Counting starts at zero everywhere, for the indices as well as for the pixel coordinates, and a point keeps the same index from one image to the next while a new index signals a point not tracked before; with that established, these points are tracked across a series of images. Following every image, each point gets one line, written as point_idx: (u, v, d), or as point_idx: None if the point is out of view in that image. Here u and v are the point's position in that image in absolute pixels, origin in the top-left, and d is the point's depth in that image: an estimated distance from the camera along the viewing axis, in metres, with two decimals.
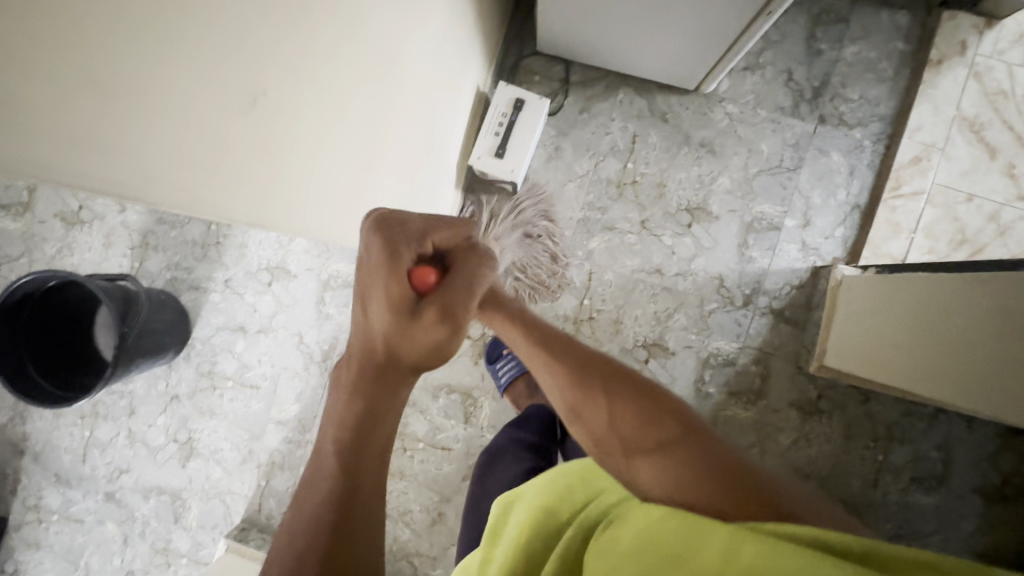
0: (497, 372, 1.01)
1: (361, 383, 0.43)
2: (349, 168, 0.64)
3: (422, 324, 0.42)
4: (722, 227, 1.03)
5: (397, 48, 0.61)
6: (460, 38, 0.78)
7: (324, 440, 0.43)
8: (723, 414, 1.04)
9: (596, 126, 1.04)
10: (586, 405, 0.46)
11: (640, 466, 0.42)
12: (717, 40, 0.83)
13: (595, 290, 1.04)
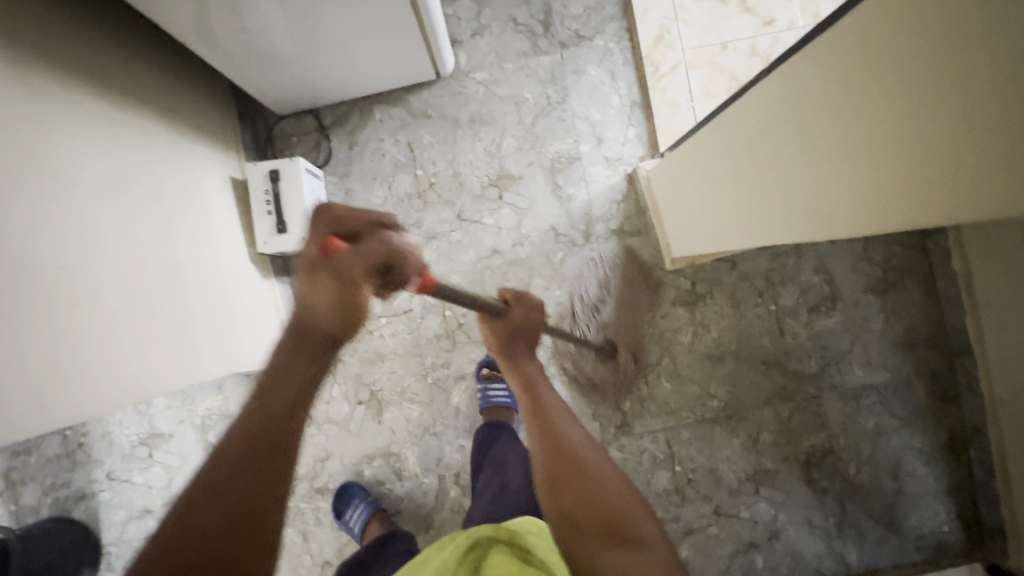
0: (349, 524, 0.95)
1: (283, 346, 0.46)
2: (93, 317, 0.57)
3: (312, 290, 0.43)
4: (530, 183, 1.04)
5: (58, 180, 0.56)
6: (140, 150, 0.71)
7: (247, 403, 0.47)
8: (623, 343, 1.04)
9: (370, 153, 1.03)
10: (558, 485, 0.59)
11: (569, 504, 0.57)
12: (404, 25, 0.83)
13: (450, 298, 1.03)
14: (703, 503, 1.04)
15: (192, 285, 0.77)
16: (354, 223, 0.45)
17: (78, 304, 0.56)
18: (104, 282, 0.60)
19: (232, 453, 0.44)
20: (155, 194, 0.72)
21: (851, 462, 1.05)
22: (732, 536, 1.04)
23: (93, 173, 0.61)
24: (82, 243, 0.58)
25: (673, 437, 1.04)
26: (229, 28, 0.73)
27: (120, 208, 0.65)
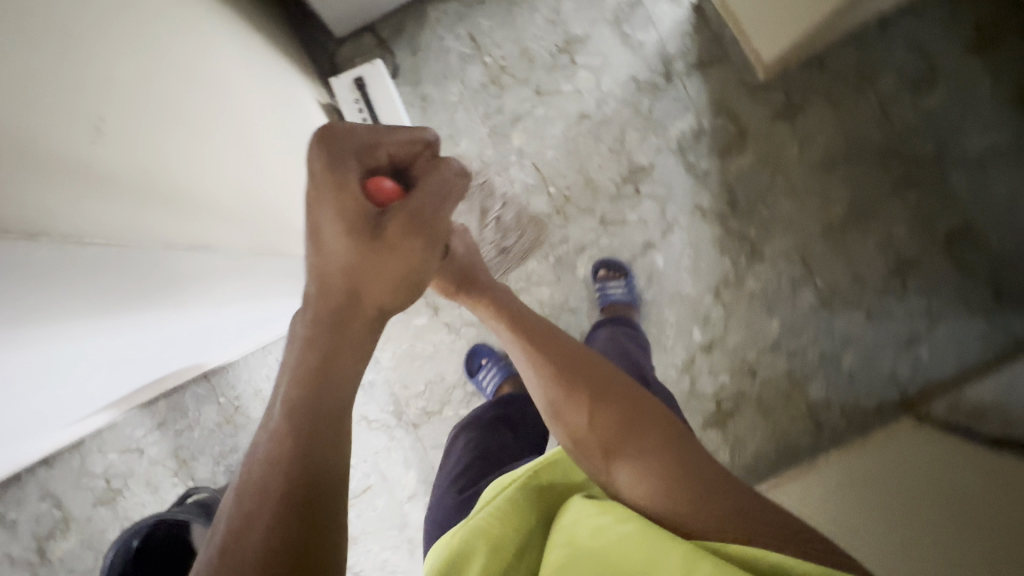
0: (482, 383, 1.00)
1: (320, 329, 0.42)
2: (235, 205, 0.61)
3: (381, 237, 0.44)
4: (598, 40, 1.02)
5: (222, 77, 0.61)
6: (243, 52, 0.70)
7: (274, 406, 0.41)
8: (732, 172, 1.02)
9: (435, 55, 1.03)
10: (566, 404, 0.55)
11: (605, 427, 0.53)
12: None
13: (550, 175, 1.03)
14: (851, 311, 1.03)
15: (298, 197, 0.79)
16: (384, 149, 0.49)
17: (198, 193, 0.54)
18: (249, 180, 0.64)
19: (286, 458, 0.37)
20: (280, 106, 0.76)
21: (994, 231, 1.01)
22: (889, 337, 1.02)
23: (242, 82, 0.66)
24: (242, 137, 0.63)
25: (805, 253, 1.02)
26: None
27: (233, 104, 0.62)
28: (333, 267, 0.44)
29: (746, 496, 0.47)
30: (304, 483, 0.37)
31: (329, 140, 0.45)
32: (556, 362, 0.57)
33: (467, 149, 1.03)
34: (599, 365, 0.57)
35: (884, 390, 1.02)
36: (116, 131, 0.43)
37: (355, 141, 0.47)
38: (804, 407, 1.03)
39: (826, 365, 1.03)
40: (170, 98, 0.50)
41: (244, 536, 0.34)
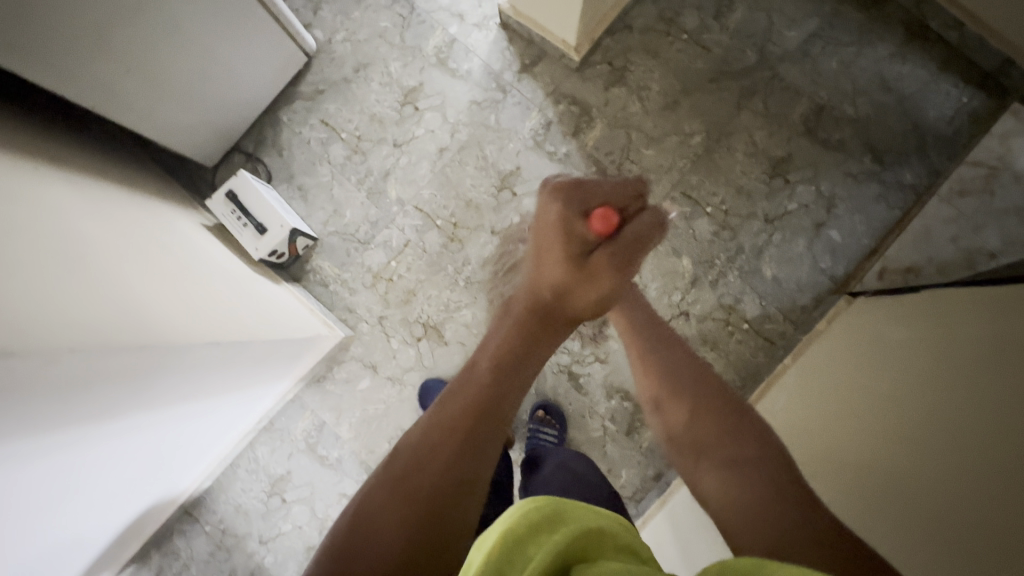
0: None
1: (525, 327, 0.49)
2: (198, 322, 0.76)
3: (590, 269, 0.49)
4: (430, 82, 1.12)
5: (130, 234, 0.76)
6: (149, 211, 0.88)
7: (468, 376, 0.46)
8: (589, 145, 1.09)
9: (299, 149, 1.14)
10: (668, 402, 0.58)
11: (701, 430, 0.53)
12: (252, 18, 0.97)
13: (432, 210, 1.10)
14: (751, 223, 1.06)
15: (250, 291, 0.93)
16: (616, 195, 0.52)
17: (166, 330, 0.69)
18: (195, 297, 0.78)
19: (455, 429, 0.42)
20: (188, 235, 0.91)
21: (844, 104, 1.06)
22: (795, 232, 1.05)
23: (148, 231, 0.81)
24: (170, 271, 0.77)
25: (686, 188, 1.07)
26: (118, 72, 0.83)
27: (149, 249, 0.77)
28: (542, 281, 0.50)
29: (800, 519, 0.42)
30: (459, 454, 0.42)
31: (577, 186, 0.51)
32: (661, 372, 0.59)
33: (353, 217, 1.11)
34: (710, 388, 0.56)
35: (813, 281, 1.04)
36: (82, 303, 0.59)
37: (603, 185, 0.52)
38: (746, 328, 1.04)
39: (751, 281, 1.05)
40: (97, 262, 0.65)
41: (387, 506, 0.39)
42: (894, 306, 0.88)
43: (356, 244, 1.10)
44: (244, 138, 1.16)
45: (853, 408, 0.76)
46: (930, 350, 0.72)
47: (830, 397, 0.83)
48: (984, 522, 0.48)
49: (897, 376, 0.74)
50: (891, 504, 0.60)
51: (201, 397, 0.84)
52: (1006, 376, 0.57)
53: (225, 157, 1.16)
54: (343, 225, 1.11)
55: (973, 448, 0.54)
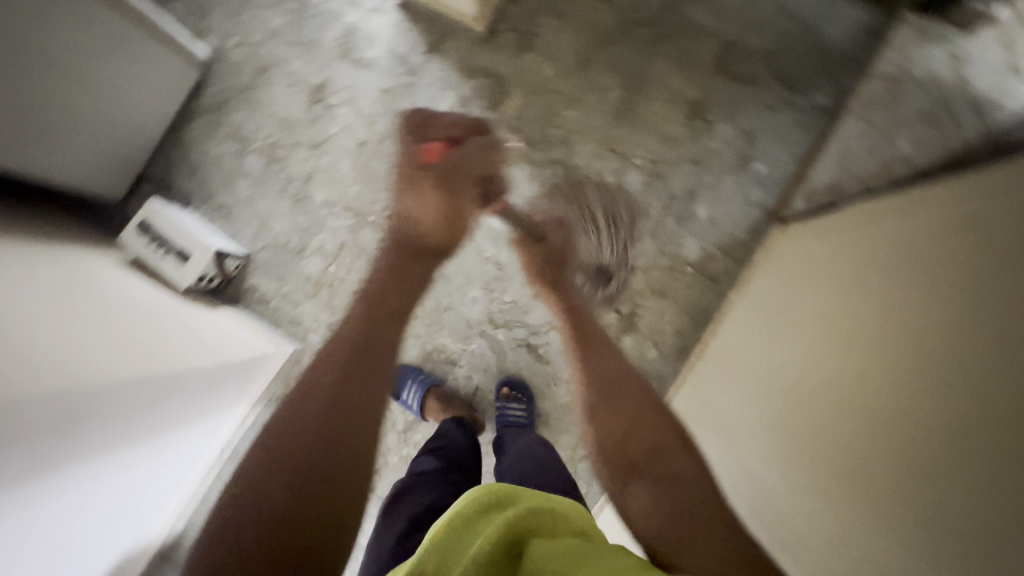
0: (408, 403, 1.01)
1: (389, 256, 0.58)
2: (117, 357, 0.73)
3: (427, 194, 0.61)
4: (337, 76, 1.08)
5: (36, 283, 0.70)
6: (49, 253, 0.82)
7: (342, 340, 0.49)
8: (509, 116, 1.07)
9: (211, 166, 1.08)
10: (602, 410, 0.59)
11: (631, 445, 0.54)
12: (140, 39, 0.91)
13: (362, 207, 1.07)
14: (679, 168, 1.07)
15: (182, 320, 0.89)
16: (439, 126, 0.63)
17: (78, 373, 0.67)
18: (123, 339, 0.76)
19: (324, 382, 0.45)
20: (99, 273, 0.86)
21: (750, 37, 1.08)
22: (723, 170, 1.06)
23: (54, 275, 0.76)
24: (92, 318, 0.73)
25: (612, 144, 1.07)
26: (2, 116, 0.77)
27: (61, 296, 0.72)
28: (405, 212, 0.61)
29: (721, 539, 0.43)
30: (330, 418, 0.43)
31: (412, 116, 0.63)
32: (595, 381, 0.61)
33: (281, 227, 1.07)
34: (643, 404, 0.58)
35: (747, 215, 1.06)
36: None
37: (439, 123, 0.63)
38: (691, 271, 1.06)
39: (688, 225, 1.06)
40: (18, 322, 0.61)
41: (265, 479, 0.39)
42: (833, 220, 0.89)
43: (290, 255, 1.06)
44: (150, 163, 1.09)
45: (796, 321, 0.77)
46: (860, 251, 0.72)
47: (780, 315, 0.83)
48: (902, 408, 0.48)
49: (840, 286, 0.70)
50: (822, 404, 0.60)
51: (150, 437, 0.80)
52: (924, 264, 0.56)
53: (135, 187, 1.09)
54: (273, 237, 1.07)
55: (893, 338, 0.54)
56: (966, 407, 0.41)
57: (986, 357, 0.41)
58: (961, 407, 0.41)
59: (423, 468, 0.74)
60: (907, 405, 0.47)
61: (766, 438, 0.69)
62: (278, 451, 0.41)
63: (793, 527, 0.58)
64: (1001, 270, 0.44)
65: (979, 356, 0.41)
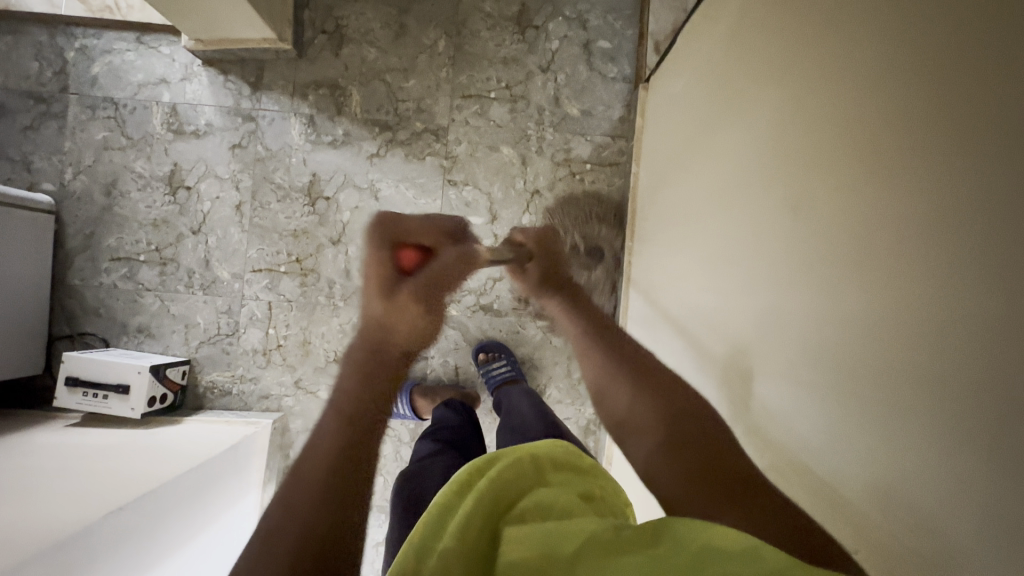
0: (403, 413, 1.01)
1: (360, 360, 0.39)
2: (130, 482, 0.72)
3: (402, 298, 0.40)
4: (183, 157, 1.06)
5: None
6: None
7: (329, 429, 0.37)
8: (358, 112, 1.07)
9: (112, 297, 1.06)
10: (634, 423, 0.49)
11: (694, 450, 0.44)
12: None
13: (269, 262, 1.06)
14: (533, 81, 1.07)
15: (150, 445, 0.87)
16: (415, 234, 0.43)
17: (107, 499, 0.66)
18: (108, 475, 0.74)
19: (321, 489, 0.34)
20: (48, 446, 0.83)
21: None
22: (573, 63, 1.07)
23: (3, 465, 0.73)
24: (58, 480, 0.71)
25: (462, 90, 1.07)
26: None
27: (17, 479, 0.70)
28: (375, 317, 0.40)
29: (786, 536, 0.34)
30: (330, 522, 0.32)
31: (381, 219, 0.41)
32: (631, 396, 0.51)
33: (206, 319, 1.06)
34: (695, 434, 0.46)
35: (614, 92, 1.07)
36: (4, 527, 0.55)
37: (411, 222, 0.43)
38: (591, 166, 1.07)
39: (568, 128, 1.07)
40: None
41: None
42: (696, 34, 0.82)
43: (226, 339, 1.05)
44: (54, 325, 1.06)
45: (718, 145, 0.69)
46: (755, 43, 0.60)
47: (693, 152, 0.78)
48: (862, 219, 0.39)
49: (718, 140, 0.68)
50: (762, 237, 0.54)
51: (189, 539, 0.79)
52: (840, 41, 0.43)
53: (52, 353, 1.06)
54: (203, 332, 1.06)
55: (786, 134, 0.51)
56: (862, 168, 0.39)
57: (885, 116, 0.37)
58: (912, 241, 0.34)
59: (425, 454, 0.75)
60: (825, 180, 0.44)
61: (716, 286, 0.65)
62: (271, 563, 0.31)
63: (718, 353, 0.62)
64: (917, 32, 0.35)
65: (879, 116, 0.37)
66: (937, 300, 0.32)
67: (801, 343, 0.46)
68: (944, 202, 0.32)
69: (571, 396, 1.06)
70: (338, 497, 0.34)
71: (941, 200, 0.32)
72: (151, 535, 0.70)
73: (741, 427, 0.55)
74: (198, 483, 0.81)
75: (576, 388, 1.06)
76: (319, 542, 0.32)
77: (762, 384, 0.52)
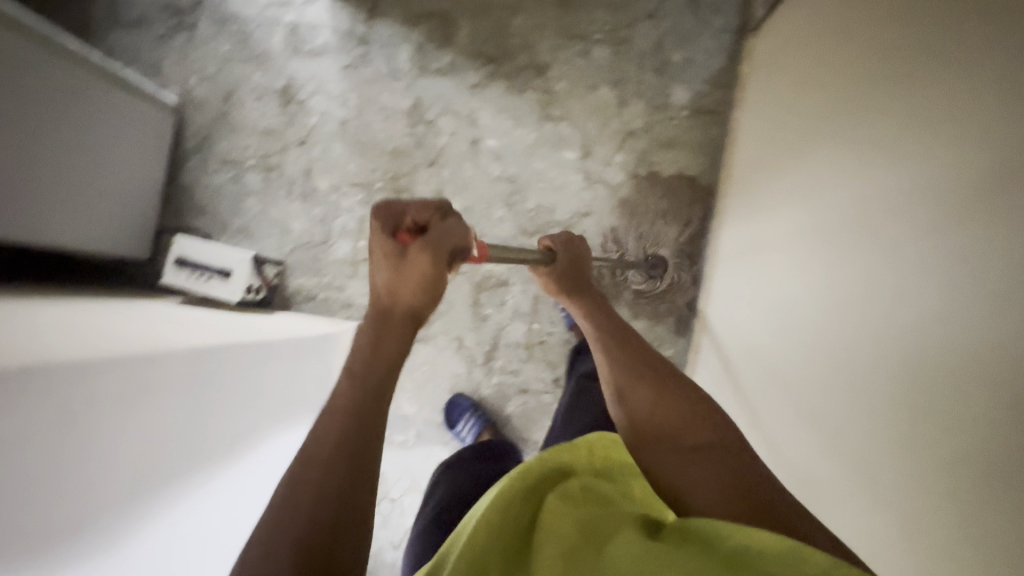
0: (463, 436, 1.02)
1: (366, 324, 0.43)
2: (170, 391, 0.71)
3: (410, 257, 0.45)
4: (298, 74, 1.13)
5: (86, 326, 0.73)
6: (111, 304, 0.87)
7: (330, 389, 0.39)
8: (465, 44, 1.11)
9: (219, 197, 1.12)
10: (633, 388, 0.51)
11: (671, 413, 0.47)
12: (122, 99, 0.96)
13: (366, 177, 1.10)
14: (639, 26, 1.09)
15: (242, 327, 0.91)
16: (415, 212, 0.48)
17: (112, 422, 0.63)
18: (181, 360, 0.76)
19: (322, 431, 0.36)
20: (152, 310, 0.90)
21: None
22: (680, 12, 1.09)
23: (108, 316, 0.79)
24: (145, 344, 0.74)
25: (568, 30, 1.10)
26: (35, 208, 0.82)
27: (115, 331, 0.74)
28: (377, 286, 0.46)
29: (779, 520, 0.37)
30: (349, 461, 0.35)
31: (377, 207, 0.47)
32: (626, 362, 0.54)
33: (301, 226, 1.10)
34: (691, 408, 0.47)
35: (719, 42, 1.08)
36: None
37: (407, 204, 0.49)
38: (688, 113, 1.08)
39: (668, 73, 1.08)
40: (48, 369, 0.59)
41: (293, 503, 0.33)
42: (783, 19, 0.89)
43: (318, 246, 1.10)
44: (163, 217, 1.13)
45: (812, 148, 0.68)
46: (847, 37, 0.62)
47: (785, 183, 0.76)
48: (908, 152, 0.46)
49: (797, 112, 0.75)
50: (845, 288, 0.54)
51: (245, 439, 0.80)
52: (909, 50, 0.48)
53: (158, 243, 1.13)
54: (297, 238, 1.10)
55: (854, 96, 0.58)
56: (908, 111, 0.47)
57: (926, 65, 0.45)
58: (986, 335, 0.35)
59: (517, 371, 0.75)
60: (880, 128, 0.51)
61: (795, 328, 0.64)
62: (290, 519, 0.32)
63: (790, 301, 0.68)
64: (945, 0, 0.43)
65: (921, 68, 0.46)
66: (953, 205, 0.40)
67: (852, 273, 0.52)
68: (970, 131, 0.39)
69: (649, 337, 1.07)
70: (340, 468, 0.34)
71: (964, 118, 0.40)
72: (178, 447, 0.69)
73: (807, 359, 0.61)
74: (244, 401, 0.81)
75: (655, 329, 1.07)
76: (321, 503, 0.33)
77: (823, 327, 0.58)
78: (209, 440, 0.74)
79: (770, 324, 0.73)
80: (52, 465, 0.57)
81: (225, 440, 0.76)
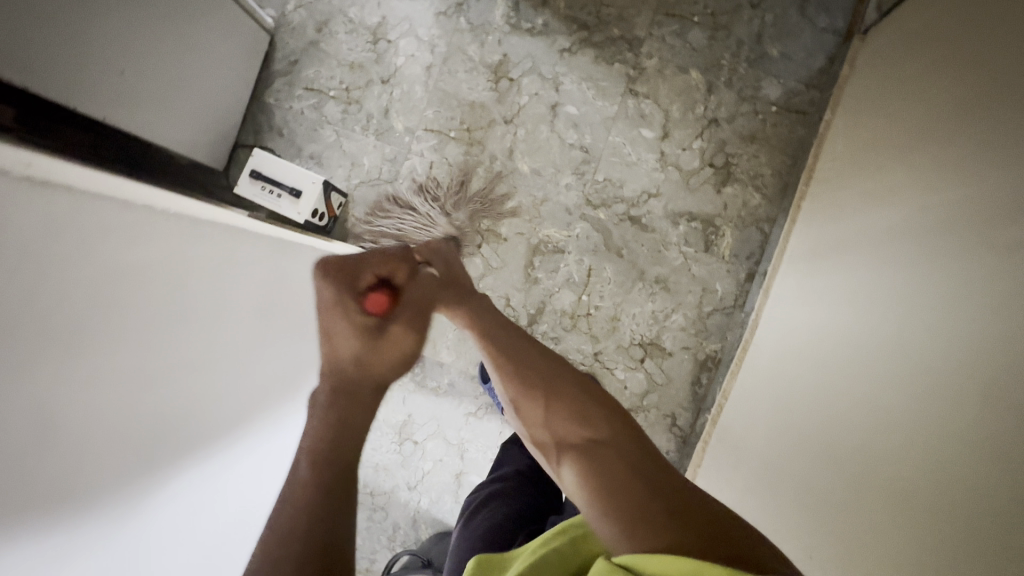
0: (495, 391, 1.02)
1: (336, 393, 0.46)
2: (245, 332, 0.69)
3: (389, 327, 0.51)
4: (392, 13, 1.14)
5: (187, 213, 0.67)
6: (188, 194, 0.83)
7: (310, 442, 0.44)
8: (562, 7, 1.10)
9: (297, 123, 1.15)
10: (525, 402, 0.55)
11: (559, 423, 0.52)
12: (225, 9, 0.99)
13: (442, 125, 1.11)
14: (740, 14, 1.07)
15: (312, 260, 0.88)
16: (368, 276, 0.55)
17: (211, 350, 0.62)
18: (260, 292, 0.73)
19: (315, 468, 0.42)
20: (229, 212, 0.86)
21: None
22: (786, 6, 1.06)
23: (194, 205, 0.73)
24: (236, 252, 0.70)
25: (668, 8, 1.08)
26: (132, 100, 0.86)
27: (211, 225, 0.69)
28: (343, 357, 0.49)
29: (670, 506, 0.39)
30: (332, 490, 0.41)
31: (335, 279, 0.53)
32: (514, 367, 0.57)
33: (372, 162, 1.12)
34: (577, 400, 0.52)
35: (820, 43, 1.05)
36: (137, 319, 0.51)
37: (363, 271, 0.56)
38: (776, 110, 1.06)
39: (763, 67, 1.06)
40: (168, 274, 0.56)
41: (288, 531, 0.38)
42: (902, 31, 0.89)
43: (385, 185, 1.12)
44: (241, 133, 1.16)
45: (932, 159, 0.68)
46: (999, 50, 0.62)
47: (841, 238, 0.84)
48: None
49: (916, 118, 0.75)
50: (896, 361, 0.62)
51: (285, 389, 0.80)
52: None
53: (232, 157, 1.16)
54: (366, 173, 1.12)
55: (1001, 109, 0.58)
56: None
57: None
58: (1011, 427, 0.45)
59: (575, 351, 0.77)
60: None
61: (849, 351, 0.71)
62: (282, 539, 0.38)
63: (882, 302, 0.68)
64: None
65: None
66: None
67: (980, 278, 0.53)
68: None
69: (695, 328, 1.06)
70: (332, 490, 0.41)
71: None
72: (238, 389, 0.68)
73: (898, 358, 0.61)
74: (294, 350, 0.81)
75: (702, 321, 1.06)
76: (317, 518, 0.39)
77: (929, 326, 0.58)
78: (220, 399, 0.65)
79: (848, 325, 0.74)
80: (105, 378, 0.47)
81: (240, 395, 0.69)
